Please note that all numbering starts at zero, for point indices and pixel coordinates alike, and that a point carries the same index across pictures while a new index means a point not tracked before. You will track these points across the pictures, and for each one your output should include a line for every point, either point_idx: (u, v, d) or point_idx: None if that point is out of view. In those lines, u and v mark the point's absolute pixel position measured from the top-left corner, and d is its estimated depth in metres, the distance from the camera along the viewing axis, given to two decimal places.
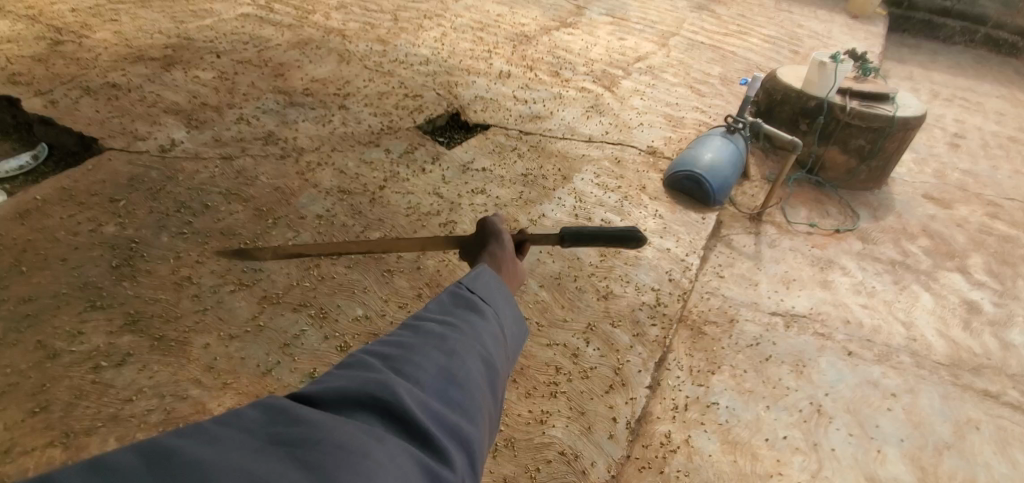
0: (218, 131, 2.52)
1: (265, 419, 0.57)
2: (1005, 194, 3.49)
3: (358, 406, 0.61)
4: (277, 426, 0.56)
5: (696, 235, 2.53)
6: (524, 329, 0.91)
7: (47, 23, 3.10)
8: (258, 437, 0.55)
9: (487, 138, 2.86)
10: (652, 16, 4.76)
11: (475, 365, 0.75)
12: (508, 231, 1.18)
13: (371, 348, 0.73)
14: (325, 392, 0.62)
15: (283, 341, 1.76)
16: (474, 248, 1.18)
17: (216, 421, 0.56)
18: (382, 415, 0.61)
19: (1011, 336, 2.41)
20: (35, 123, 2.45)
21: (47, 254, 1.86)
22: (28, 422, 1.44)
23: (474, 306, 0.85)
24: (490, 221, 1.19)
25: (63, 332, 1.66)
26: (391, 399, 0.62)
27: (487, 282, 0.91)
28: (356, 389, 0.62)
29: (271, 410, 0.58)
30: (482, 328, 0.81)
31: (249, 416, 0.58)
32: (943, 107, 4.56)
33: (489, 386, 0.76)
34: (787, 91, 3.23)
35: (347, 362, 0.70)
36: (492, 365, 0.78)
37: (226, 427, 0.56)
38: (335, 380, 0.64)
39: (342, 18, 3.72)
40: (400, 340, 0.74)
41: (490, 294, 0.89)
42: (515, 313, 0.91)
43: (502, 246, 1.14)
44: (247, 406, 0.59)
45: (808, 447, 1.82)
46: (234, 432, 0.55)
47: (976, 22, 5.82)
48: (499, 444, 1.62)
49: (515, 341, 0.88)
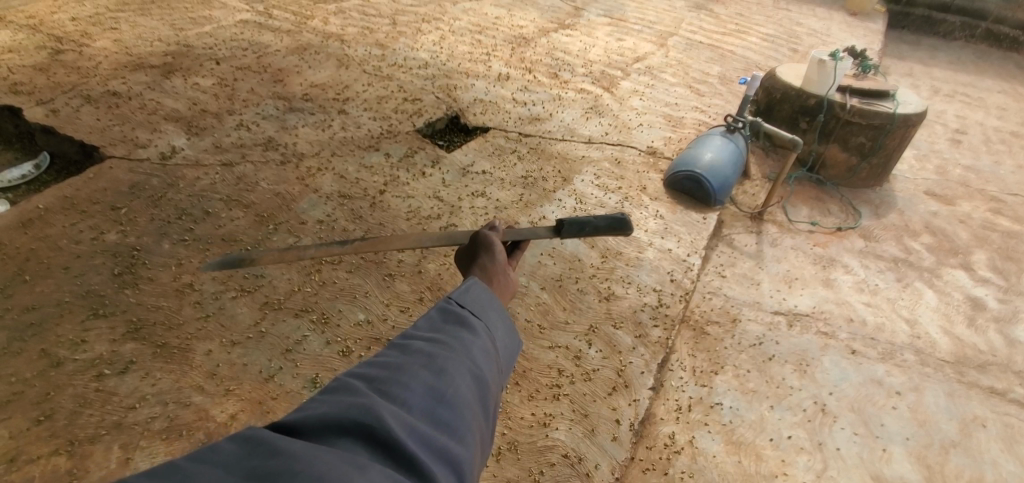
0: (218, 137, 2.53)
1: (242, 453, 0.57)
2: (1008, 190, 3.47)
3: (341, 433, 0.61)
4: (254, 460, 0.56)
5: (697, 235, 2.52)
6: (518, 341, 0.91)
7: (47, 33, 3.12)
8: (235, 471, 0.54)
9: (487, 141, 2.86)
10: (651, 16, 4.76)
11: (464, 382, 0.75)
12: (499, 242, 1.18)
13: (357, 369, 0.74)
14: (307, 420, 0.62)
15: (285, 346, 1.76)
16: (468, 259, 1.18)
17: (191, 457, 0.56)
18: (367, 440, 0.61)
19: (1016, 332, 2.39)
20: (37, 132, 2.46)
21: (50, 263, 1.86)
22: (33, 431, 1.45)
23: (463, 321, 0.85)
24: (483, 233, 1.19)
25: (65, 340, 1.66)
26: (375, 425, 0.62)
27: (478, 296, 0.91)
28: (338, 415, 0.62)
29: (249, 443, 0.58)
30: (472, 344, 0.81)
31: (226, 451, 0.57)
32: (944, 103, 4.55)
33: (479, 403, 0.76)
34: (786, 89, 3.22)
35: (332, 385, 0.70)
36: (484, 381, 0.78)
37: (202, 463, 0.55)
38: (319, 406, 0.64)
39: (341, 23, 3.73)
40: (387, 361, 0.75)
41: (481, 308, 0.89)
42: (507, 327, 0.90)
43: (495, 257, 1.14)
44: (224, 439, 0.59)
45: (813, 446, 1.81)
46: (210, 469, 0.54)
47: (976, 17, 5.81)
48: (501, 447, 1.62)
49: (507, 354, 0.88)
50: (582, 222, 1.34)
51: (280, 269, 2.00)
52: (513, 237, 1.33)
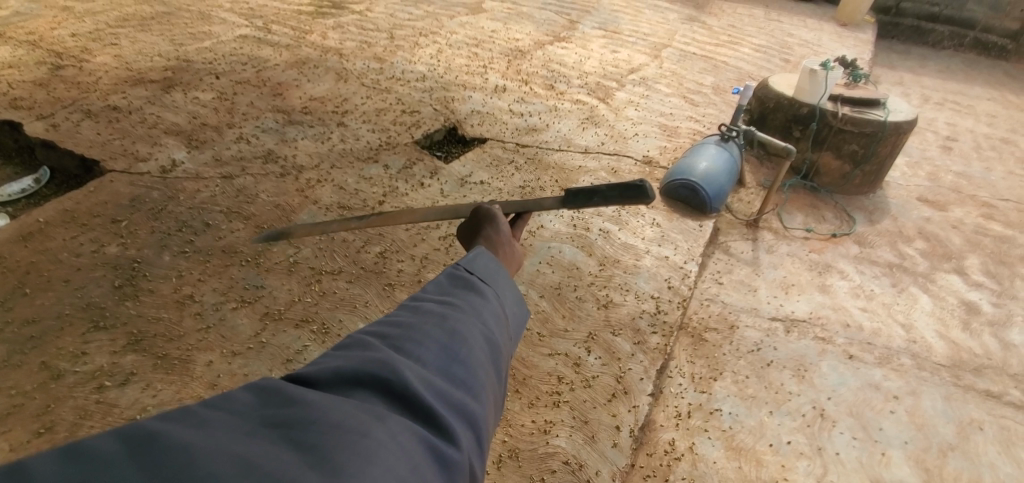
0: (218, 150, 2.55)
1: (258, 402, 0.59)
2: (1000, 195, 3.52)
3: (357, 385, 0.62)
4: (270, 409, 0.57)
5: (694, 243, 2.54)
6: (525, 309, 0.93)
7: (47, 49, 3.15)
8: (250, 419, 0.56)
9: (485, 152, 2.89)
10: (645, 28, 4.83)
11: (477, 343, 0.77)
12: (504, 216, 1.20)
13: (370, 328, 0.75)
14: (322, 372, 0.63)
15: (286, 357, 1.77)
16: (472, 232, 1.20)
17: (206, 404, 0.58)
18: (384, 393, 0.63)
19: (1011, 336, 2.41)
20: (37, 146, 2.48)
21: (50, 276, 1.87)
22: (33, 443, 1.45)
23: (472, 286, 0.87)
24: (486, 206, 1.21)
25: (66, 352, 1.66)
26: (391, 378, 0.63)
27: (486, 263, 0.93)
28: (353, 368, 0.63)
29: (264, 393, 0.60)
30: (483, 307, 0.83)
31: (241, 400, 0.59)
32: (934, 111, 4.62)
33: (491, 364, 0.78)
34: (779, 99, 3.27)
35: (345, 342, 0.71)
36: (494, 344, 0.80)
37: (216, 409, 0.57)
38: (334, 361, 0.66)
39: (339, 37, 3.78)
40: (399, 320, 0.76)
41: (489, 275, 0.91)
42: (515, 294, 0.93)
43: (499, 229, 1.16)
44: (238, 390, 0.61)
45: (812, 451, 1.82)
46: (225, 415, 0.56)
47: (964, 26, 5.91)
48: (502, 455, 1.63)
49: (517, 321, 0.91)
50: (589, 192, 1.23)
51: (281, 280, 2.01)
52: (519, 207, 1.34)
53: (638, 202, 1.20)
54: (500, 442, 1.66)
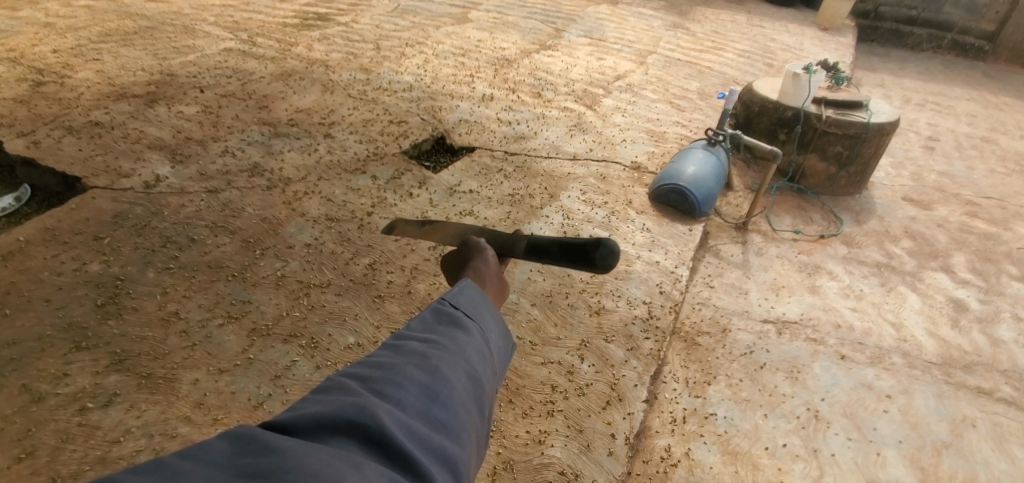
0: (204, 165, 2.51)
1: (232, 452, 0.57)
2: (982, 193, 3.57)
3: (334, 431, 0.61)
4: (245, 459, 0.55)
5: (684, 247, 2.55)
6: (510, 343, 0.92)
7: (28, 65, 3.11)
8: (225, 470, 0.54)
9: (473, 160, 2.89)
10: (630, 36, 4.87)
11: (460, 383, 0.76)
12: (491, 248, 1.19)
13: (350, 370, 0.74)
14: (299, 419, 0.62)
15: (275, 373, 1.74)
16: (460, 265, 1.18)
17: (180, 455, 0.56)
18: (361, 439, 0.61)
19: (1000, 332, 2.43)
20: (18, 164, 2.43)
21: (31, 296, 1.83)
22: (14, 469, 1.40)
23: (457, 322, 0.85)
24: (474, 238, 1.20)
25: (47, 374, 1.62)
26: (369, 423, 0.62)
27: (472, 297, 0.92)
28: (331, 413, 0.62)
29: (239, 442, 0.58)
30: (467, 343, 0.82)
31: (217, 450, 0.57)
32: (916, 112, 4.69)
33: (476, 403, 0.77)
34: (763, 103, 3.31)
35: (325, 385, 0.70)
36: (479, 382, 0.79)
37: (191, 461, 0.55)
38: (312, 406, 0.64)
39: (325, 49, 3.77)
40: (380, 361, 0.75)
41: (475, 309, 0.90)
42: (501, 329, 0.91)
43: (487, 261, 1.14)
44: (214, 439, 0.59)
45: (808, 453, 1.81)
46: (199, 467, 0.54)
47: (942, 29, 6.04)
48: (498, 467, 1.60)
49: (501, 355, 0.89)
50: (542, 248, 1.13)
51: (268, 294, 1.98)
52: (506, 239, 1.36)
53: (589, 269, 1.05)
54: (494, 453, 1.64)
